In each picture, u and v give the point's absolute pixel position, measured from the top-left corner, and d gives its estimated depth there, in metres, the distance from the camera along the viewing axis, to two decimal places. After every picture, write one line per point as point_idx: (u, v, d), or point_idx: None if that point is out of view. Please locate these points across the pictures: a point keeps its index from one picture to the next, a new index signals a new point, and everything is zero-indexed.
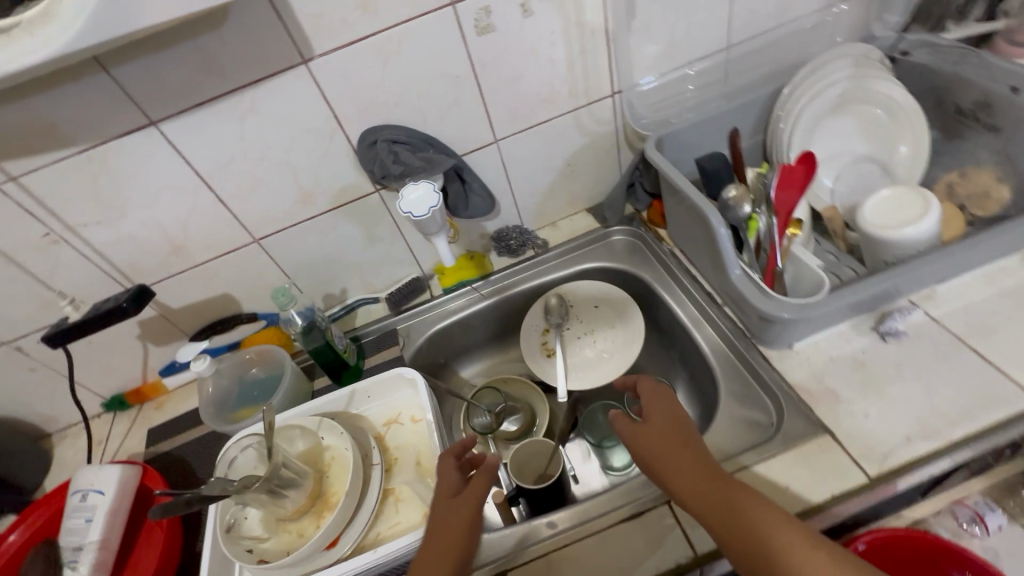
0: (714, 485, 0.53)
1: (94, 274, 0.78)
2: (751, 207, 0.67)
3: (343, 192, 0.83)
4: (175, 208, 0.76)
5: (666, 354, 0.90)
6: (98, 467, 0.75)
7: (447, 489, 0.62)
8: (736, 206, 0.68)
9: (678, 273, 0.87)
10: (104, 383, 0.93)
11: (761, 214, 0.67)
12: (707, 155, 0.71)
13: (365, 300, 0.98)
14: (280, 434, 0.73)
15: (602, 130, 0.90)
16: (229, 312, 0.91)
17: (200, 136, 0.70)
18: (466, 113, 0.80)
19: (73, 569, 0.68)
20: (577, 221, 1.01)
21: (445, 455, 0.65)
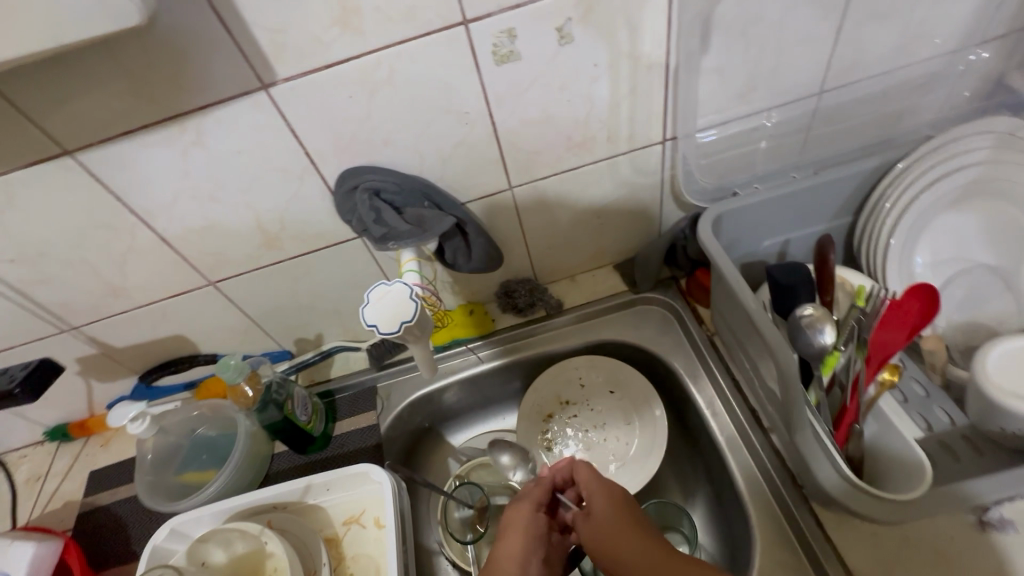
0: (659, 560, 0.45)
1: (19, 312, 0.66)
2: (833, 337, 0.50)
3: (318, 236, 0.67)
4: (108, 246, 0.62)
5: (688, 461, 0.75)
6: (7, 542, 0.64)
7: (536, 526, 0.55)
8: (811, 330, 0.51)
9: (715, 371, 0.71)
10: (46, 413, 0.82)
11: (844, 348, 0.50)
12: (780, 263, 0.55)
13: (344, 347, 0.84)
14: (216, 535, 0.61)
15: (643, 181, 0.72)
16: (185, 353, 0.79)
17: (130, 169, 0.55)
18: (475, 155, 0.63)
19: None
20: (600, 279, 0.84)
21: (548, 485, 0.59)
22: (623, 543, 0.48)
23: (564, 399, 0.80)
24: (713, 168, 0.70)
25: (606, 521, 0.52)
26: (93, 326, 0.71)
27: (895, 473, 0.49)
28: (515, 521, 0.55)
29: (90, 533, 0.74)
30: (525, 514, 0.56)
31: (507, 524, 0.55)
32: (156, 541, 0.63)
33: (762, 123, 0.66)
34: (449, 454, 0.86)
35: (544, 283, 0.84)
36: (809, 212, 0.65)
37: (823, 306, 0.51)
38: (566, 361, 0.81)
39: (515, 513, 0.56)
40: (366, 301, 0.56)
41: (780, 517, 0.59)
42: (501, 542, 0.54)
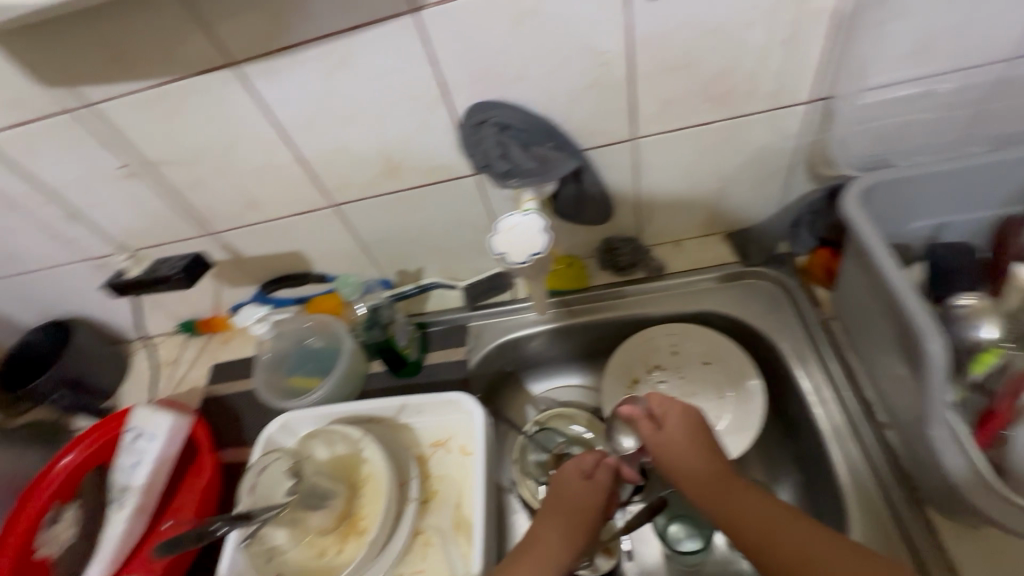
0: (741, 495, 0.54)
1: (172, 211, 0.73)
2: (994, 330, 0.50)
3: (436, 169, 0.69)
4: (251, 158, 0.67)
5: (779, 446, 0.72)
6: (151, 409, 0.74)
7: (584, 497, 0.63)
8: (966, 321, 0.51)
9: (827, 356, 0.66)
10: (180, 307, 0.93)
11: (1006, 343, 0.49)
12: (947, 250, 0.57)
13: (439, 285, 0.86)
14: (321, 433, 0.66)
15: (777, 144, 0.67)
16: (301, 269, 0.85)
17: (281, 86, 0.59)
18: (605, 99, 0.61)
19: (117, 508, 0.69)
20: (708, 247, 0.80)
21: (606, 469, 0.65)
22: (686, 459, 0.59)
23: (653, 364, 0.78)
24: (864, 136, 0.63)
25: (680, 441, 0.61)
26: (229, 233, 0.78)
27: None
28: (575, 495, 0.63)
29: (212, 416, 0.83)
30: (574, 474, 0.65)
31: (562, 499, 0.63)
32: (269, 432, 0.70)
33: (936, 89, 0.58)
34: (528, 402, 0.88)
35: (647, 245, 0.81)
36: (975, 194, 0.57)
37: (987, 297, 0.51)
38: (661, 326, 0.78)
39: (566, 477, 0.65)
40: (503, 232, 0.57)
41: (886, 516, 0.55)
42: (551, 514, 0.62)
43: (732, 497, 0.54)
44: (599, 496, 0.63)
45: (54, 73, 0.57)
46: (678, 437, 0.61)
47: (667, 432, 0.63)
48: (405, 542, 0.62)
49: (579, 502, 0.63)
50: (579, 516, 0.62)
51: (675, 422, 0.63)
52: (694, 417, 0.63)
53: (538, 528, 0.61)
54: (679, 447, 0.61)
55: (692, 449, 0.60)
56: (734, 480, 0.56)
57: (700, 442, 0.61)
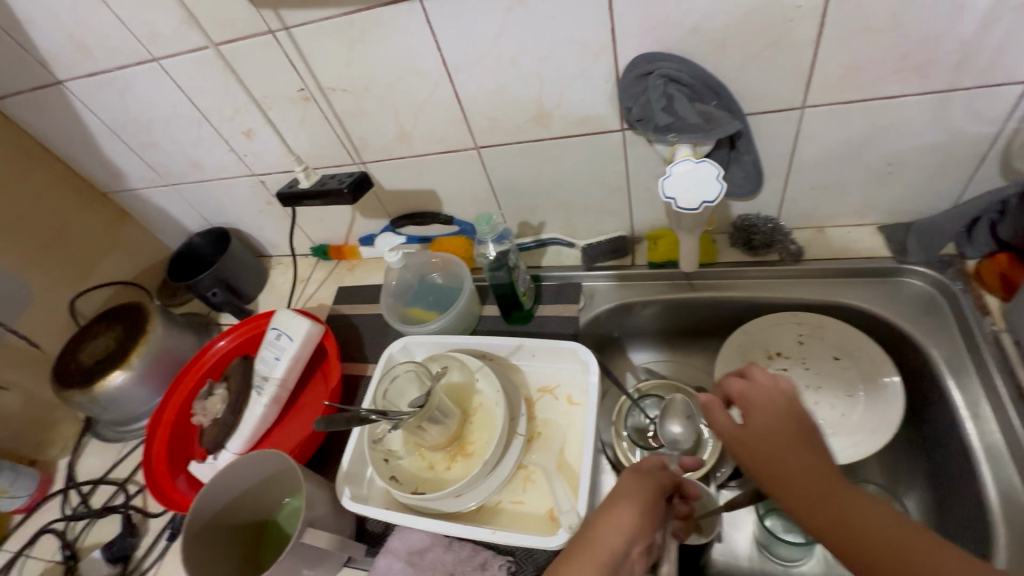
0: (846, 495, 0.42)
1: (332, 138, 0.80)
2: None
3: (584, 120, 0.69)
4: (413, 93, 0.71)
5: (911, 459, 0.67)
6: (292, 313, 0.82)
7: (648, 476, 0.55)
8: None
9: (991, 371, 0.60)
10: (317, 231, 1.02)
11: None
12: None
13: (559, 241, 0.88)
14: (442, 359, 0.71)
15: (973, 129, 0.59)
16: (431, 208, 0.89)
17: (457, 21, 0.61)
18: (782, 60, 0.57)
19: (257, 393, 0.78)
20: (857, 237, 0.74)
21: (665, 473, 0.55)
22: (776, 446, 0.47)
23: (775, 351, 0.74)
24: None
25: (765, 422, 0.49)
26: (375, 165, 0.83)
27: None
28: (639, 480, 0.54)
29: (337, 332, 0.91)
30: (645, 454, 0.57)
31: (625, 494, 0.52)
32: (392, 350, 0.75)
33: None
34: (628, 369, 0.88)
35: (787, 227, 0.77)
36: None
37: None
38: (789, 314, 0.75)
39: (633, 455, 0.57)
40: (676, 178, 0.57)
41: None
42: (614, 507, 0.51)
43: (830, 494, 0.43)
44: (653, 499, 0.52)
45: None
46: (762, 419, 0.49)
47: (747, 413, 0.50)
48: (508, 473, 0.65)
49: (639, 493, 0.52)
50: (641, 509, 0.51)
51: (761, 410, 0.49)
52: (783, 403, 0.49)
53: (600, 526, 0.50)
54: (766, 439, 0.48)
55: (776, 429, 0.48)
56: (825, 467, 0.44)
57: (789, 434, 0.48)
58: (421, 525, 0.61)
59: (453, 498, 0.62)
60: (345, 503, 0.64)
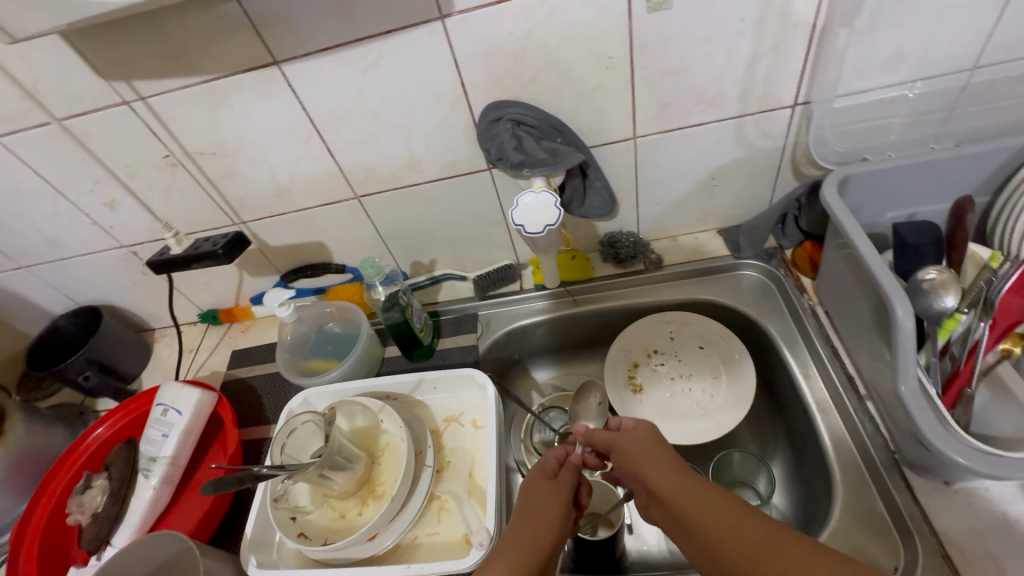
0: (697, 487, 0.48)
1: (206, 200, 0.79)
2: None
3: (453, 163, 0.75)
4: (285, 150, 0.73)
5: (771, 424, 0.77)
6: (179, 385, 0.78)
7: (546, 470, 0.61)
8: None
9: (813, 338, 0.72)
10: (203, 296, 0.98)
11: None
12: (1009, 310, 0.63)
13: (451, 276, 0.93)
14: (343, 405, 0.71)
15: (765, 145, 0.73)
16: (322, 259, 0.90)
17: (318, 83, 0.65)
18: (609, 101, 0.68)
19: (145, 477, 0.72)
20: (703, 242, 0.86)
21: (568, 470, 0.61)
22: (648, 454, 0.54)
23: (652, 349, 0.83)
24: (844, 137, 0.70)
25: (641, 442, 0.56)
26: (257, 223, 0.83)
27: (1010, 442, 0.49)
28: (537, 485, 0.59)
29: (234, 397, 0.88)
30: (551, 456, 0.63)
31: (532, 497, 0.57)
32: (292, 406, 0.74)
33: (905, 95, 0.65)
34: (533, 387, 0.93)
35: (646, 240, 0.87)
36: (941, 188, 0.64)
37: None
38: (659, 314, 0.84)
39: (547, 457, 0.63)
40: (525, 205, 0.64)
41: (866, 478, 0.61)
42: (525, 510, 0.56)
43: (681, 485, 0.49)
44: (562, 497, 0.57)
45: (112, 67, 0.63)
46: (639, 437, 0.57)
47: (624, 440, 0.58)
48: (420, 507, 0.66)
49: (549, 495, 0.57)
50: (551, 508, 0.56)
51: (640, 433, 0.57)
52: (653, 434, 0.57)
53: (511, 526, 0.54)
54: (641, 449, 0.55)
55: (648, 448, 0.55)
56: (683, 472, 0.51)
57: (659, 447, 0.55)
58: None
59: (365, 544, 0.62)
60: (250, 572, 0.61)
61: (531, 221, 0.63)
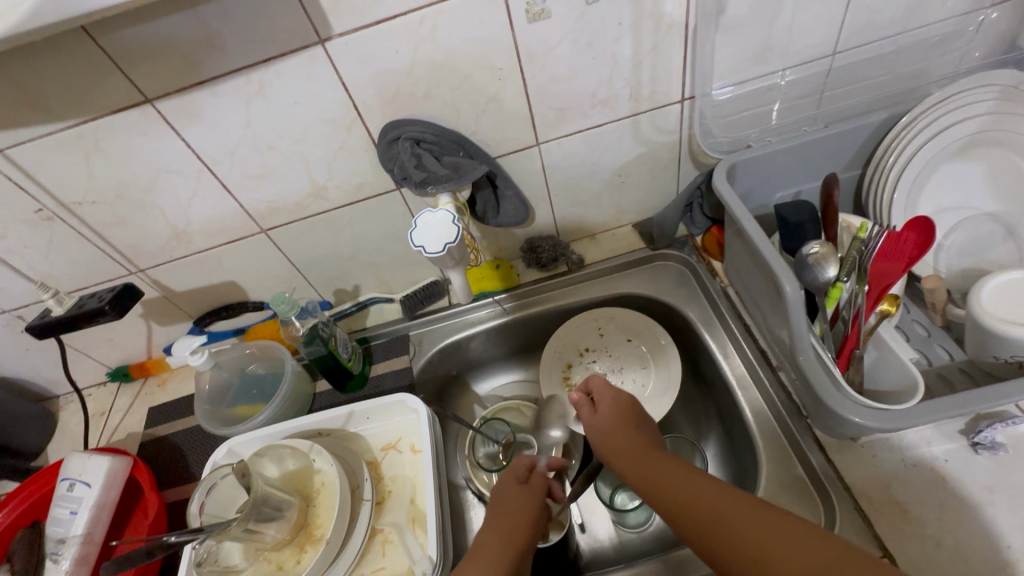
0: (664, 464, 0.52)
1: (94, 251, 0.73)
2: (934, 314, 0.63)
3: (360, 187, 0.73)
4: (176, 191, 0.69)
5: (702, 405, 0.80)
6: (86, 455, 0.72)
7: (518, 473, 0.62)
8: (918, 302, 0.66)
9: (727, 317, 0.76)
10: (108, 354, 0.90)
11: (931, 315, 0.63)
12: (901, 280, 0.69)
13: (378, 299, 0.91)
14: (269, 451, 0.67)
15: (663, 139, 0.76)
16: (236, 298, 0.86)
17: (201, 117, 0.62)
18: (506, 110, 0.68)
19: (54, 562, 0.65)
20: (620, 236, 0.89)
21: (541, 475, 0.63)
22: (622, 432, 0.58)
23: (584, 347, 0.85)
24: (731, 125, 0.74)
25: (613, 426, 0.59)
26: (156, 269, 0.78)
27: (896, 395, 0.53)
28: (506, 493, 0.60)
29: (155, 458, 0.81)
30: (522, 459, 0.64)
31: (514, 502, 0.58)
32: (216, 459, 0.70)
33: (777, 82, 0.70)
34: (475, 401, 0.92)
35: (567, 241, 0.89)
36: (818, 165, 0.69)
37: (920, 299, 0.66)
38: (587, 313, 0.86)
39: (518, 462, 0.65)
40: (422, 223, 0.64)
41: (785, 445, 0.64)
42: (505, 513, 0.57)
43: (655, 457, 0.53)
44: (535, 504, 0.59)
45: None
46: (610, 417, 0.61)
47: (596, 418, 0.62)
48: (362, 544, 0.63)
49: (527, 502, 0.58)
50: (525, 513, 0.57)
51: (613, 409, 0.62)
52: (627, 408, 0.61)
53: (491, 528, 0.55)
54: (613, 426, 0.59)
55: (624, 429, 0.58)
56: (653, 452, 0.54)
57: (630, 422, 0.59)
58: None
59: None
60: None
61: (429, 239, 0.63)
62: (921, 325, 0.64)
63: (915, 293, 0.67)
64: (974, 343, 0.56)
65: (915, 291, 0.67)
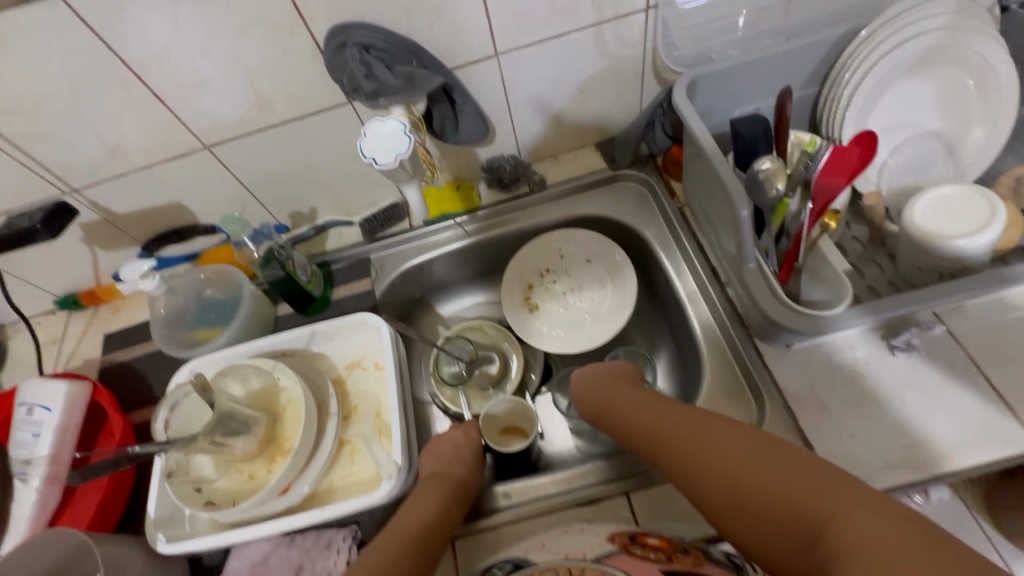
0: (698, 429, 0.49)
1: (19, 168, 0.68)
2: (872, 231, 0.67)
3: (308, 100, 0.69)
4: (102, 100, 0.63)
5: (655, 320, 0.84)
6: (41, 380, 0.70)
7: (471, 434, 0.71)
8: (858, 217, 0.70)
9: (682, 236, 0.78)
10: (51, 281, 0.86)
11: (868, 230, 0.68)
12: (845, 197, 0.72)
13: (336, 222, 0.88)
14: (232, 371, 0.67)
15: (627, 53, 0.74)
16: (185, 221, 0.82)
17: (121, 16, 0.56)
18: (461, 15, 0.64)
19: (23, 482, 0.67)
20: (583, 157, 0.88)
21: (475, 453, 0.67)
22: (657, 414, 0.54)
23: (545, 269, 0.88)
24: (695, 39, 0.72)
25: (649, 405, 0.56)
26: (92, 189, 0.73)
27: (826, 302, 0.58)
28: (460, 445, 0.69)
29: (116, 384, 0.81)
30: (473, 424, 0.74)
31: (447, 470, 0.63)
32: (179, 380, 0.70)
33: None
34: (439, 322, 0.95)
35: (529, 162, 0.88)
36: (777, 82, 0.69)
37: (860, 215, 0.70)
38: (547, 235, 0.87)
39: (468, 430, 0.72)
40: (372, 134, 0.62)
41: (726, 354, 0.69)
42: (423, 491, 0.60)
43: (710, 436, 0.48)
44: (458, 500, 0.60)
45: None
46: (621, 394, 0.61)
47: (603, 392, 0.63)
48: (331, 452, 0.67)
49: (456, 480, 0.62)
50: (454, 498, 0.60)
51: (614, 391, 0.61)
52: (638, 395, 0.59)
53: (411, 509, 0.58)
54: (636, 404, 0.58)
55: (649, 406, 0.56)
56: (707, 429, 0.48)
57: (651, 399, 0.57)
58: (258, 531, 0.61)
59: (280, 497, 0.62)
60: (161, 549, 0.61)
61: (378, 150, 0.61)
62: (858, 240, 0.69)
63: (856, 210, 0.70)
64: (903, 253, 0.60)
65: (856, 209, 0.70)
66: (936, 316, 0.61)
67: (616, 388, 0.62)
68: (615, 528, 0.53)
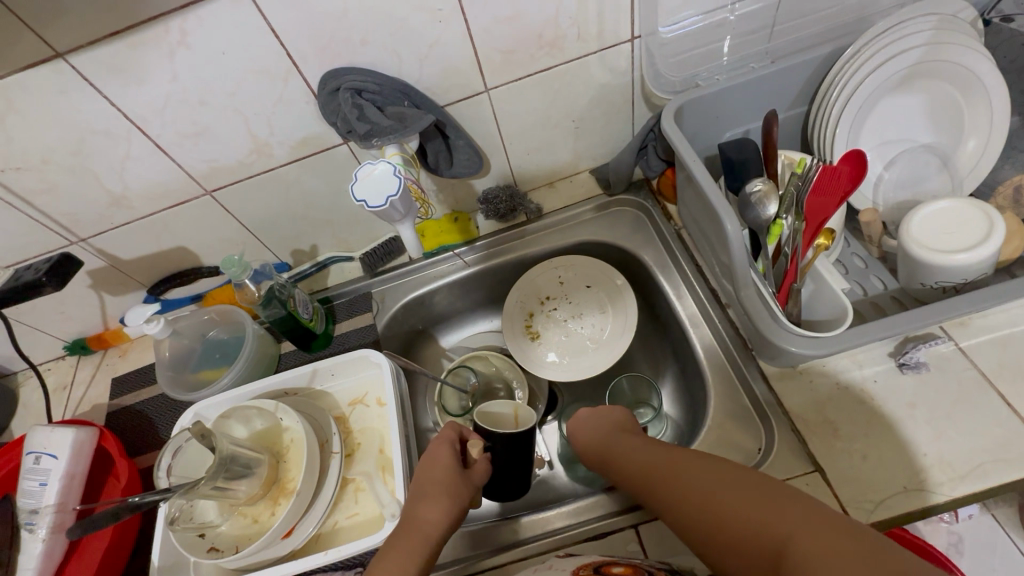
0: (680, 466, 0.48)
1: (28, 221, 0.70)
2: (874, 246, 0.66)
3: (304, 143, 0.71)
4: (108, 153, 0.65)
5: (658, 344, 0.83)
6: (49, 428, 0.71)
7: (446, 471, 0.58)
8: (857, 233, 0.69)
9: (679, 259, 0.78)
10: (61, 328, 0.88)
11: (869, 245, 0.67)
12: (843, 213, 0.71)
13: (337, 258, 0.90)
14: (236, 412, 0.67)
15: (615, 81, 0.75)
16: (190, 265, 0.84)
17: (123, 73, 0.58)
18: (449, 56, 0.66)
19: (30, 532, 0.67)
20: (577, 184, 0.89)
21: (480, 426, 0.63)
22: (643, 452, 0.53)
23: (545, 296, 0.88)
24: (681, 64, 0.73)
25: (632, 445, 0.55)
26: (98, 238, 0.75)
27: (831, 322, 0.57)
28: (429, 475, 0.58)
29: (124, 429, 0.82)
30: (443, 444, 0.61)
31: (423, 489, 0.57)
32: (183, 424, 0.70)
33: (726, 17, 0.68)
34: (442, 354, 0.95)
35: (524, 190, 0.88)
36: (765, 103, 0.69)
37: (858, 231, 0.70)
38: (547, 262, 0.87)
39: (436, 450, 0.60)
40: (366, 173, 0.64)
41: (729, 376, 0.69)
42: (432, 491, 0.56)
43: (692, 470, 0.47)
44: (472, 488, 0.58)
45: None
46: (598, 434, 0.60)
47: (588, 437, 0.61)
48: (334, 493, 0.66)
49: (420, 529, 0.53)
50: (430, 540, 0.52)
51: (597, 432, 0.60)
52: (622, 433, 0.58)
53: (420, 508, 0.55)
54: (620, 444, 0.56)
55: (633, 443, 0.55)
56: (693, 467, 0.47)
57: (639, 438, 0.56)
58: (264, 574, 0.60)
59: (282, 540, 0.61)
60: None
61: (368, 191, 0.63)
62: (858, 256, 0.68)
63: (854, 227, 0.70)
64: (902, 267, 0.60)
65: (854, 225, 0.70)
66: (942, 331, 0.60)
67: (604, 428, 0.60)
68: (582, 562, 0.52)
